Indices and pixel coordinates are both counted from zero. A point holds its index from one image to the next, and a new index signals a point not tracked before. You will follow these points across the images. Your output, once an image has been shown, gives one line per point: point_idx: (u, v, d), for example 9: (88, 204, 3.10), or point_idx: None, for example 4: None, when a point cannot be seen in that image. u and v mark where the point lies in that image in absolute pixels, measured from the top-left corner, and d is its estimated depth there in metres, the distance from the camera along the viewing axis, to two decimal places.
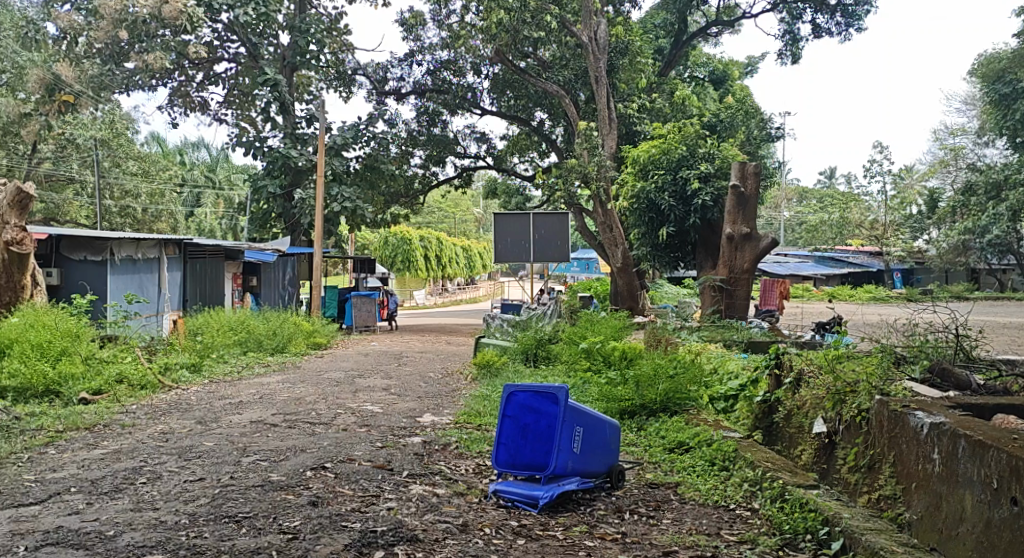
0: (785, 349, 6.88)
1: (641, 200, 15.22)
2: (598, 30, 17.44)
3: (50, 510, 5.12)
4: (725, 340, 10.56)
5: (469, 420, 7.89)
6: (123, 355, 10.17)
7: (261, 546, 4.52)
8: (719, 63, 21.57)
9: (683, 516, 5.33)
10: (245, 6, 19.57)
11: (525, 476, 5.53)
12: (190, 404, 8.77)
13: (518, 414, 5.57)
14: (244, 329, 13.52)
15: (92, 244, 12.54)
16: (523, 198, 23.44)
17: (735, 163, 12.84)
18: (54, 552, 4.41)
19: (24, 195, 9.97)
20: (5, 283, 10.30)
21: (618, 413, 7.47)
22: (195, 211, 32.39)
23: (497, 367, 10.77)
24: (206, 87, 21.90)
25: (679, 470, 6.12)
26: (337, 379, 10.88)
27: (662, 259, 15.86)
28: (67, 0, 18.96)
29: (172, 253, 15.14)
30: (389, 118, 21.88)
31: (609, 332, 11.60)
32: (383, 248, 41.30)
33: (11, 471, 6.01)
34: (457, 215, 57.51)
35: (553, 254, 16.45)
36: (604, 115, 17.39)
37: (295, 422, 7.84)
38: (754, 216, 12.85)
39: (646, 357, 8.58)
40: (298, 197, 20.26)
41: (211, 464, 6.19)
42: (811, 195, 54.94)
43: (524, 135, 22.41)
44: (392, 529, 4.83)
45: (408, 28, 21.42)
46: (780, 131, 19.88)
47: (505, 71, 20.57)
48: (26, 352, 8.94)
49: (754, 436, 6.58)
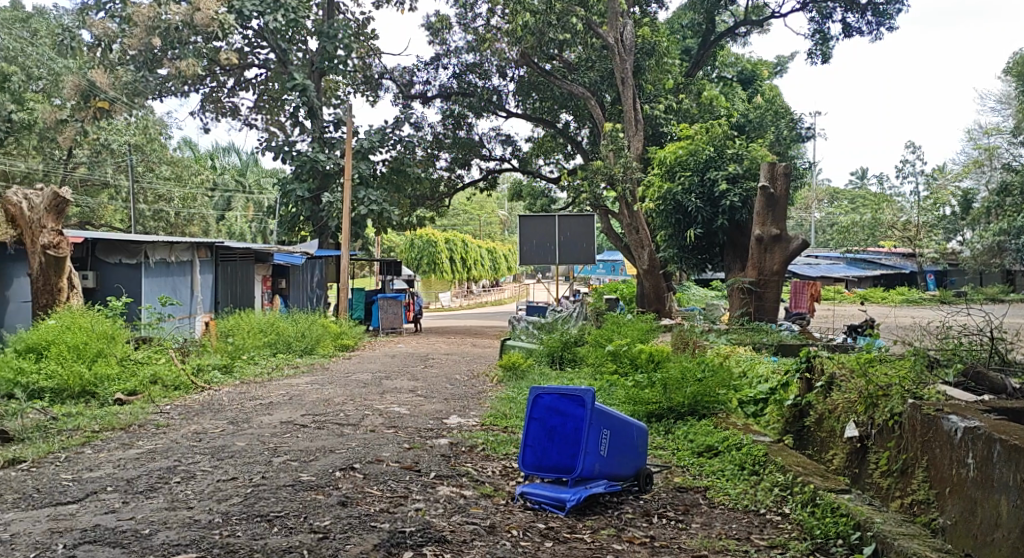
0: (815, 351, 6.80)
1: (668, 201, 15.16)
2: (624, 31, 17.40)
3: (87, 509, 5.21)
4: (756, 342, 10.49)
5: (495, 422, 7.93)
6: (156, 356, 10.34)
7: (292, 546, 4.57)
8: (747, 63, 21.56)
9: (712, 521, 5.30)
10: (275, 13, 19.83)
11: (552, 478, 5.55)
12: (221, 405, 8.91)
13: (545, 416, 5.58)
14: (273, 331, 13.64)
15: (126, 247, 12.76)
16: (548, 200, 23.49)
17: (765, 164, 12.77)
18: (91, 550, 4.49)
19: (61, 200, 10.29)
20: (43, 286, 10.53)
21: (645, 417, 7.48)
22: (226, 215, 32.85)
23: (522, 370, 10.77)
24: (236, 92, 22.18)
25: (708, 474, 6.10)
26: (364, 380, 10.98)
27: (689, 261, 15.77)
28: (101, 8, 19.24)
29: (203, 256, 15.36)
30: (415, 122, 22.06)
31: (636, 335, 11.56)
32: (410, 250, 41.58)
33: (49, 470, 6.12)
34: (481, 217, 57.75)
35: (579, 256, 16.41)
36: (630, 116, 17.32)
37: (324, 423, 7.91)
38: (784, 217, 12.71)
39: (673, 361, 8.52)
40: (326, 200, 20.46)
41: (243, 464, 6.28)
42: (842, 196, 54.33)
43: (550, 137, 22.43)
44: (420, 529, 4.86)
45: (434, 32, 21.54)
46: (809, 132, 19.72)
47: (530, 74, 20.60)
48: (63, 352, 9.11)
49: (784, 440, 6.54)
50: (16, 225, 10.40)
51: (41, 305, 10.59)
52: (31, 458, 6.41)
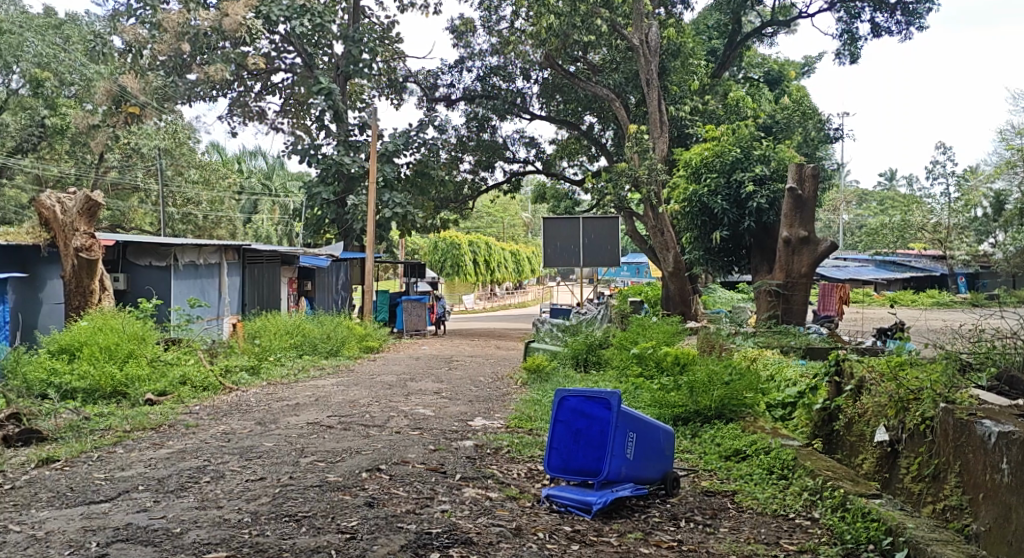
0: (845, 354, 6.71)
1: (693, 203, 15.08)
2: (649, 32, 17.33)
3: (119, 508, 5.29)
4: (783, 345, 10.40)
5: (520, 424, 7.92)
6: (185, 357, 10.49)
7: (320, 546, 4.61)
8: (774, 64, 21.43)
9: (740, 525, 5.27)
10: (301, 17, 20.04)
11: (578, 481, 5.54)
12: (249, 406, 9.00)
13: (570, 418, 5.57)
14: (300, 332, 13.75)
15: (156, 250, 12.94)
16: (572, 202, 23.46)
17: (792, 166, 12.66)
18: (124, 548, 4.56)
19: (93, 203, 10.46)
20: (75, 289, 10.70)
21: (672, 420, 7.45)
22: (252, 218, 33.20)
23: (546, 372, 10.79)
24: (263, 97, 22.39)
25: (736, 478, 6.05)
26: (389, 382, 11.06)
27: (715, 263, 15.69)
28: (132, 14, 19.48)
29: (231, 258, 15.54)
30: (439, 124, 22.15)
31: (661, 338, 11.51)
32: (433, 253, 41.76)
33: (82, 470, 6.20)
34: (505, 220, 57.86)
35: (603, 259, 16.35)
36: (655, 118, 17.23)
37: (349, 424, 7.98)
38: (812, 219, 12.59)
39: (700, 364, 8.48)
40: (351, 203, 20.58)
41: (270, 465, 6.32)
42: (870, 198, 53.66)
43: (574, 139, 22.43)
44: (446, 531, 4.88)
45: (458, 35, 21.62)
46: (838, 133, 19.49)
47: (555, 76, 20.61)
48: (96, 353, 9.26)
49: (813, 444, 6.48)
50: (49, 228, 10.59)
51: (73, 307, 10.75)
52: (64, 458, 6.50)
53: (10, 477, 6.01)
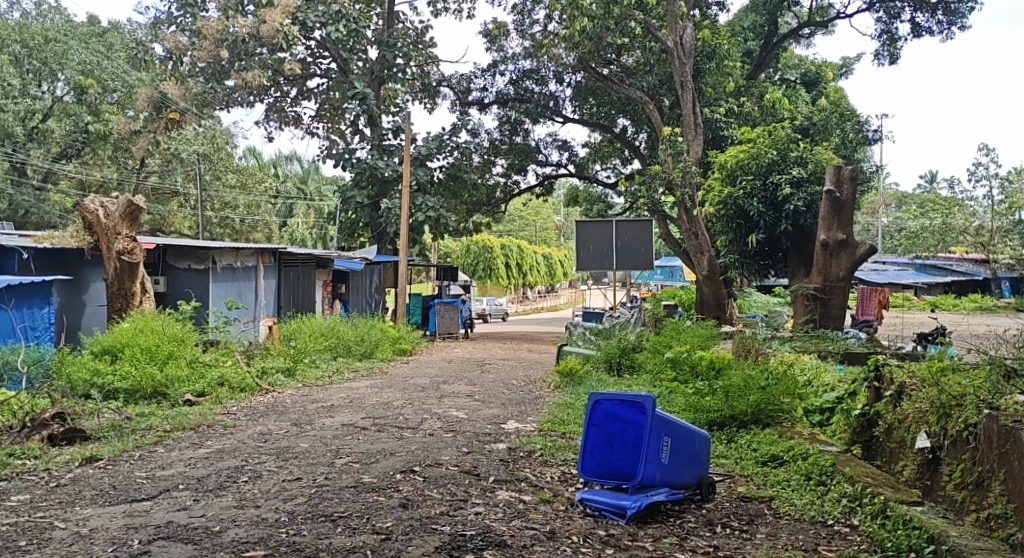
0: (885, 360, 6.58)
1: (729, 206, 14.96)
2: (684, 34, 17.23)
3: (161, 506, 5.39)
4: (820, 350, 10.28)
5: (553, 428, 7.92)
6: (223, 359, 10.65)
7: (356, 545, 4.66)
8: (811, 65, 21.21)
9: (777, 531, 5.21)
10: (337, 23, 20.21)
11: (612, 485, 5.51)
12: (285, 407, 9.09)
13: (604, 422, 5.55)
14: (334, 335, 13.87)
15: (195, 253, 13.14)
16: (605, 206, 23.38)
17: (830, 167, 12.44)
18: (165, 546, 4.65)
19: (135, 207, 10.70)
20: (117, 291, 10.91)
21: (707, 424, 7.33)
22: (288, 222, 33.65)
23: (580, 376, 10.75)
24: (299, 102, 22.67)
25: (773, 484, 5.98)
26: (422, 384, 11.12)
27: (751, 266, 15.56)
28: (172, 22, 19.84)
29: (268, 261, 15.74)
30: (472, 128, 22.22)
31: (696, 342, 11.43)
32: (466, 256, 41.95)
33: (124, 468, 6.33)
34: (537, 223, 57.98)
35: (637, 262, 16.27)
36: (689, 120, 17.11)
37: (384, 425, 8.04)
38: (851, 222, 12.39)
39: (736, 369, 8.39)
40: (385, 207, 20.72)
41: (306, 465, 6.39)
42: (910, 201, 52.65)
43: (607, 142, 22.36)
44: (480, 533, 4.90)
45: (491, 39, 21.68)
46: (877, 134, 19.16)
47: (588, 79, 20.57)
48: (137, 354, 9.44)
49: (852, 451, 6.38)
50: (93, 231, 10.82)
51: (115, 309, 10.95)
52: (106, 457, 6.63)
53: (56, 476, 6.13)
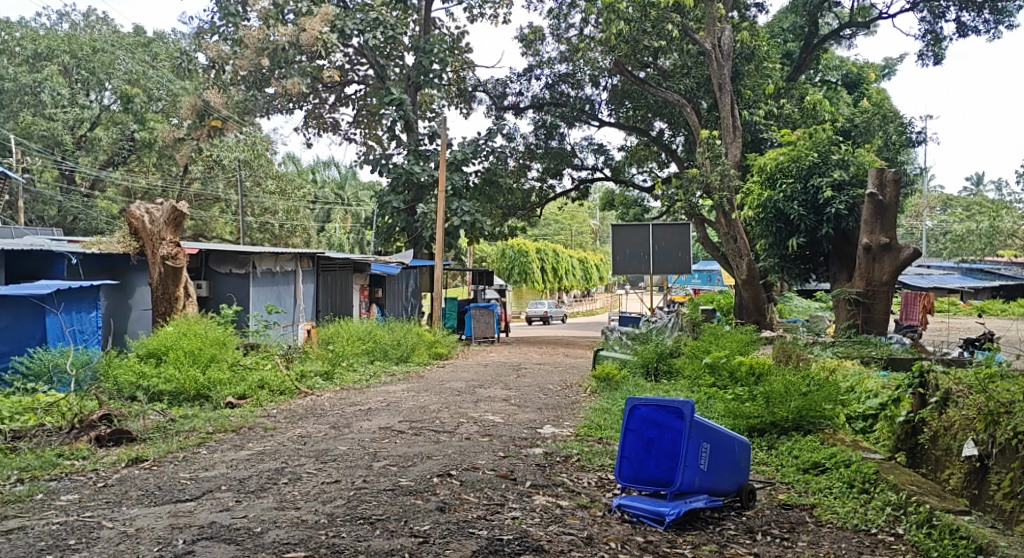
0: (929, 366, 6.46)
1: (769, 209, 14.77)
2: (722, 36, 17.10)
3: (204, 506, 5.48)
4: (863, 356, 10.14)
5: (590, 433, 7.89)
6: (264, 362, 10.80)
7: (394, 548, 4.69)
8: (853, 66, 20.92)
9: (819, 539, 5.14)
10: (374, 30, 20.46)
11: (649, 491, 5.47)
12: (323, 410, 9.18)
13: (641, 427, 5.50)
14: (372, 338, 14.00)
15: (236, 258, 13.35)
16: (641, 209, 23.25)
17: (872, 170, 12.24)
18: (208, 545, 4.73)
19: (178, 214, 10.84)
20: (161, 295, 11.11)
21: (747, 431, 7.24)
22: (326, 227, 34.04)
23: (617, 381, 10.69)
24: (337, 108, 22.93)
25: (815, 491, 5.89)
26: (458, 388, 11.17)
27: (791, 270, 15.36)
28: (215, 32, 20.19)
29: (307, 266, 15.98)
30: (508, 132, 22.26)
31: (735, 347, 11.32)
32: (501, 260, 42.09)
33: (168, 469, 6.45)
34: (573, 227, 57.98)
35: (674, 265, 16.15)
36: (728, 123, 16.97)
37: (421, 429, 8.09)
38: (894, 225, 12.16)
39: (776, 374, 8.30)
40: (421, 211, 20.83)
41: (345, 468, 6.48)
42: (956, 202, 51.40)
43: (644, 146, 22.23)
44: (517, 538, 4.91)
45: (527, 44, 21.71)
46: (921, 135, 18.77)
47: (624, 82, 20.49)
48: (181, 357, 9.61)
49: (896, 458, 6.26)
50: (139, 237, 11.07)
51: (160, 313, 11.16)
52: (152, 458, 6.76)
53: (103, 476, 6.28)
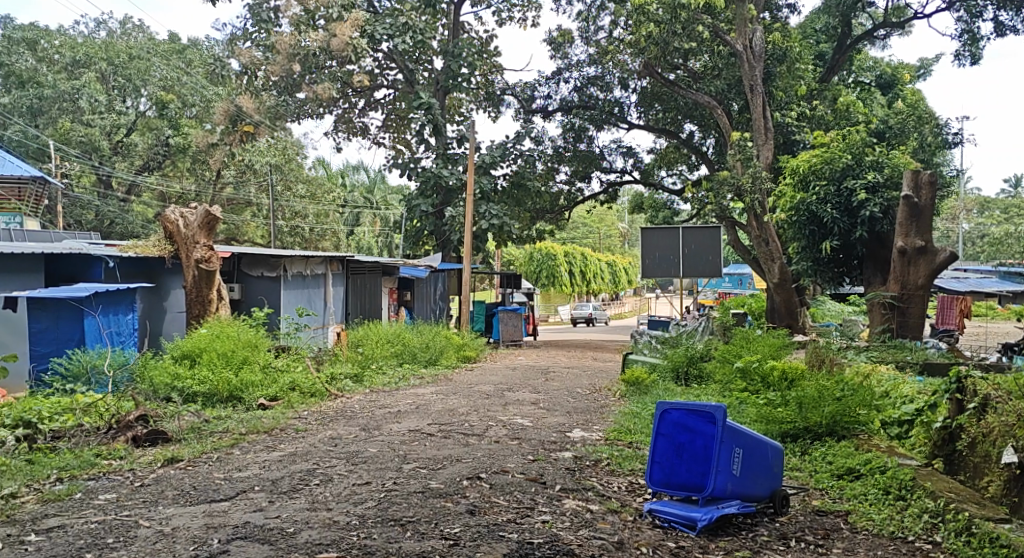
0: (967, 371, 6.35)
1: (801, 212, 14.61)
2: (753, 37, 16.97)
3: (238, 506, 5.55)
4: (897, 361, 9.99)
5: (619, 437, 7.85)
6: (295, 364, 10.91)
7: (425, 550, 4.72)
8: (887, 67, 20.68)
9: (855, 546, 5.07)
10: (403, 35, 20.58)
11: (681, 496, 5.44)
12: (354, 412, 9.24)
13: (672, 432, 5.47)
14: (400, 342, 14.08)
15: (267, 261, 13.50)
16: (671, 212, 23.15)
17: (908, 172, 12.05)
18: (242, 545, 4.78)
19: (212, 217, 11.00)
20: (195, 297, 11.26)
21: (780, 436, 7.15)
22: (355, 231, 34.26)
23: (646, 385, 10.62)
24: (366, 112, 23.10)
25: (850, 498, 5.81)
26: (487, 392, 11.18)
27: (824, 274, 15.18)
28: (248, 38, 20.43)
29: (336, 269, 16.13)
30: (536, 135, 22.27)
31: (767, 351, 11.21)
32: (529, 263, 42.11)
33: (203, 470, 6.54)
34: (601, 231, 57.83)
35: (704, 269, 16.02)
36: (759, 125, 16.81)
37: (450, 432, 8.11)
38: (930, 228, 11.97)
39: (809, 379, 8.20)
40: (449, 215, 20.88)
41: (375, 469, 6.51)
42: (993, 205, 50.45)
43: (673, 148, 22.10)
44: (548, 541, 4.90)
45: (556, 47, 21.72)
46: (957, 137, 18.46)
47: (653, 84, 20.39)
48: (214, 359, 9.73)
49: (933, 465, 6.15)
50: (173, 240, 11.24)
51: (193, 315, 11.30)
52: (187, 458, 6.86)
53: (139, 476, 6.37)
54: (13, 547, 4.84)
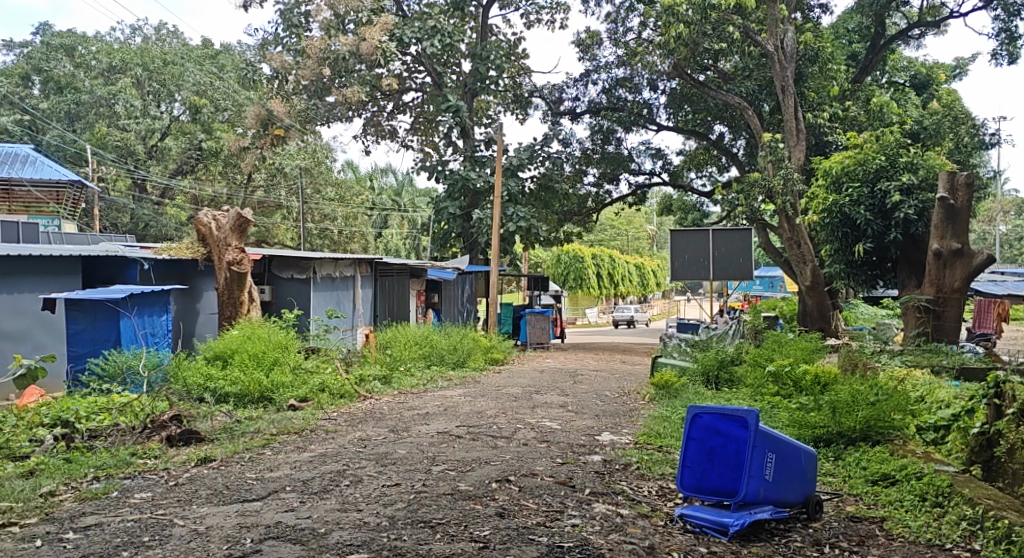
0: (1006, 376, 6.22)
1: (834, 214, 14.41)
2: (785, 38, 16.80)
3: (270, 506, 5.60)
4: (933, 365, 9.85)
5: (649, 441, 7.81)
6: (324, 366, 11.01)
7: (455, 552, 4.73)
8: (921, 67, 20.41)
9: (890, 553, 5.00)
10: (432, 38, 20.70)
11: (713, 501, 5.39)
12: (383, 414, 9.30)
13: (703, 436, 5.43)
14: (428, 344, 14.12)
15: (297, 263, 13.64)
16: (700, 215, 23.02)
17: (943, 173, 11.82)
18: (275, 545, 4.83)
19: (243, 220, 11.13)
20: (227, 299, 11.40)
21: (812, 441, 7.06)
22: (383, 233, 34.46)
23: (676, 389, 10.55)
24: (395, 116, 23.23)
25: (885, 504, 5.72)
26: (515, 394, 11.18)
27: (858, 277, 14.97)
28: (278, 43, 20.65)
29: (365, 271, 16.24)
30: (564, 138, 22.25)
31: (799, 355, 11.11)
32: (556, 265, 42.08)
33: (235, 470, 6.61)
34: (629, 232, 57.64)
35: (734, 271, 15.88)
36: (791, 126, 16.64)
37: (478, 434, 8.12)
38: (966, 230, 11.76)
39: (843, 384, 8.09)
40: (477, 217, 20.90)
41: (404, 471, 6.53)
42: None
43: (703, 150, 21.92)
44: (578, 545, 4.89)
45: (585, 48, 21.66)
46: (994, 137, 18.13)
47: (683, 85, 20.26)
48: (246, 360, 9.84)
49: (971, 471, 6.05)
50: (206, 243, 11.39)
51: (225, 317, 11.45)
52: (220, 458, 6.95)
53: (174, 475, 6.46)
54: (51, 544, 4.93)
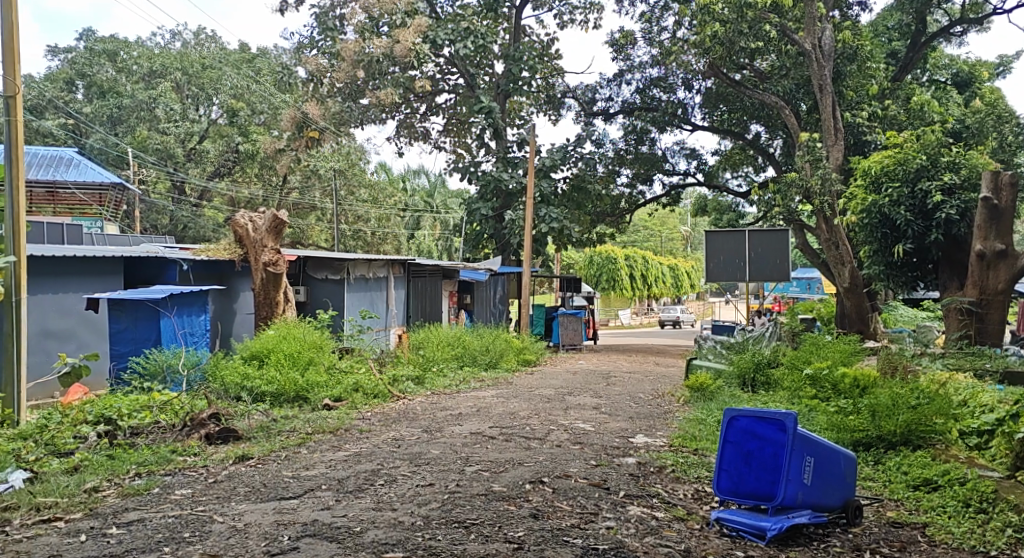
0: None
1: (873, 214, 14.16)
2: (822, 36, 16.58)
3: (306, 504, 5.66)
4: (976, 368, 9.65)
5: (684, 444, 7.75)
6: (358, 366, 11.09)
7: (489, 552, 4.74)
8: (963, 64, 20.04)
9: None
10: (465, 40, 20.79)
11: (750, 505, 5.32)
12: (417, 414, 9.35)
13: (740, 440, 5.36)
14: (460, 345, 14.16)
15: (332, 264, 13.76)
16: (735, 215, 22.81)
17: (986, 173, 11.55)
18: (312, 542, 4.88)
19: (279, 221, 11.23)
20: (263, 299, 11.53)
21: (851, 445, 6.90)
22: (416, 234, 34.63)
23: (710, 391, 10.45)
24: (428, 117, 23.34)
25: (927, 510, 5.62)
26: (548, 395, 11.17)
27: (897, 278, 14.69)
28: (314, 46, 20.88)
29: (398, 272, 16.35)
30: (597, 138, 22.18)
31: (837, 358, 10.94)
32: (589, 267, 41.95)
33: (272, 467, 6.70)
34: (662, 234, 57.30)
35: (770, 273, 15.68)
36: (829, 125, 16.41)
37: (512, 435, 8.11)
38: (1010, 231, 11.50)
39: (882, 387, 7.95)
40: (509, 218, 20.91)
41: (438, 471, 6.56)
42: None
43: (739, 150, 21.67)
44: (614, 548, 4.87)
45: (619, 48, 21.57)
46: None
47: (718, 85, 20.09)
48: (282, 360, 9.95)
49: (1016, 477, 5.92)
50: (242, 244, 11.52)
51: (262, 317, 11.58)
52: (257, 455, 7.04)
53: (213, 472, 6.55)
54: (95, 539, 5.03)
